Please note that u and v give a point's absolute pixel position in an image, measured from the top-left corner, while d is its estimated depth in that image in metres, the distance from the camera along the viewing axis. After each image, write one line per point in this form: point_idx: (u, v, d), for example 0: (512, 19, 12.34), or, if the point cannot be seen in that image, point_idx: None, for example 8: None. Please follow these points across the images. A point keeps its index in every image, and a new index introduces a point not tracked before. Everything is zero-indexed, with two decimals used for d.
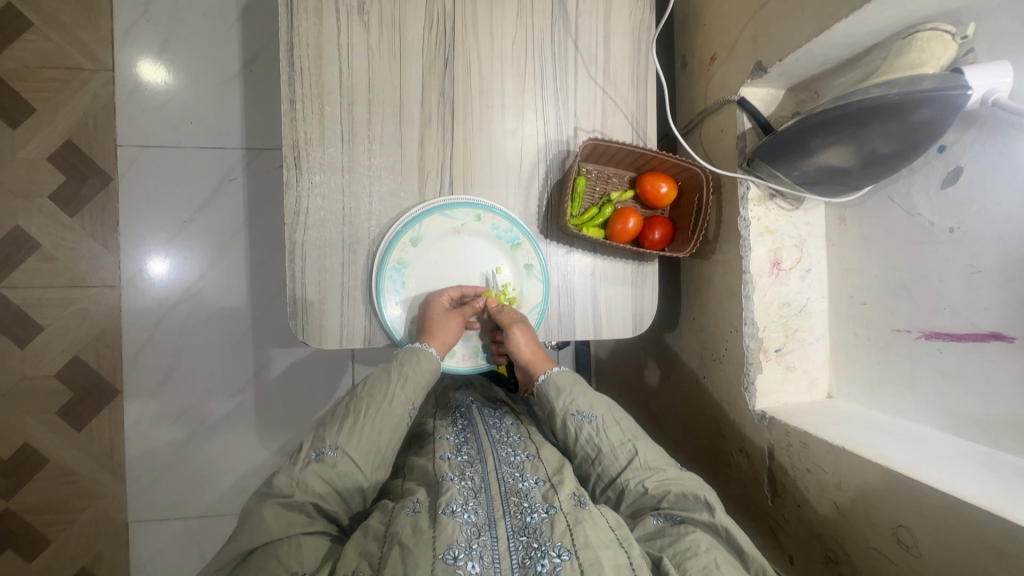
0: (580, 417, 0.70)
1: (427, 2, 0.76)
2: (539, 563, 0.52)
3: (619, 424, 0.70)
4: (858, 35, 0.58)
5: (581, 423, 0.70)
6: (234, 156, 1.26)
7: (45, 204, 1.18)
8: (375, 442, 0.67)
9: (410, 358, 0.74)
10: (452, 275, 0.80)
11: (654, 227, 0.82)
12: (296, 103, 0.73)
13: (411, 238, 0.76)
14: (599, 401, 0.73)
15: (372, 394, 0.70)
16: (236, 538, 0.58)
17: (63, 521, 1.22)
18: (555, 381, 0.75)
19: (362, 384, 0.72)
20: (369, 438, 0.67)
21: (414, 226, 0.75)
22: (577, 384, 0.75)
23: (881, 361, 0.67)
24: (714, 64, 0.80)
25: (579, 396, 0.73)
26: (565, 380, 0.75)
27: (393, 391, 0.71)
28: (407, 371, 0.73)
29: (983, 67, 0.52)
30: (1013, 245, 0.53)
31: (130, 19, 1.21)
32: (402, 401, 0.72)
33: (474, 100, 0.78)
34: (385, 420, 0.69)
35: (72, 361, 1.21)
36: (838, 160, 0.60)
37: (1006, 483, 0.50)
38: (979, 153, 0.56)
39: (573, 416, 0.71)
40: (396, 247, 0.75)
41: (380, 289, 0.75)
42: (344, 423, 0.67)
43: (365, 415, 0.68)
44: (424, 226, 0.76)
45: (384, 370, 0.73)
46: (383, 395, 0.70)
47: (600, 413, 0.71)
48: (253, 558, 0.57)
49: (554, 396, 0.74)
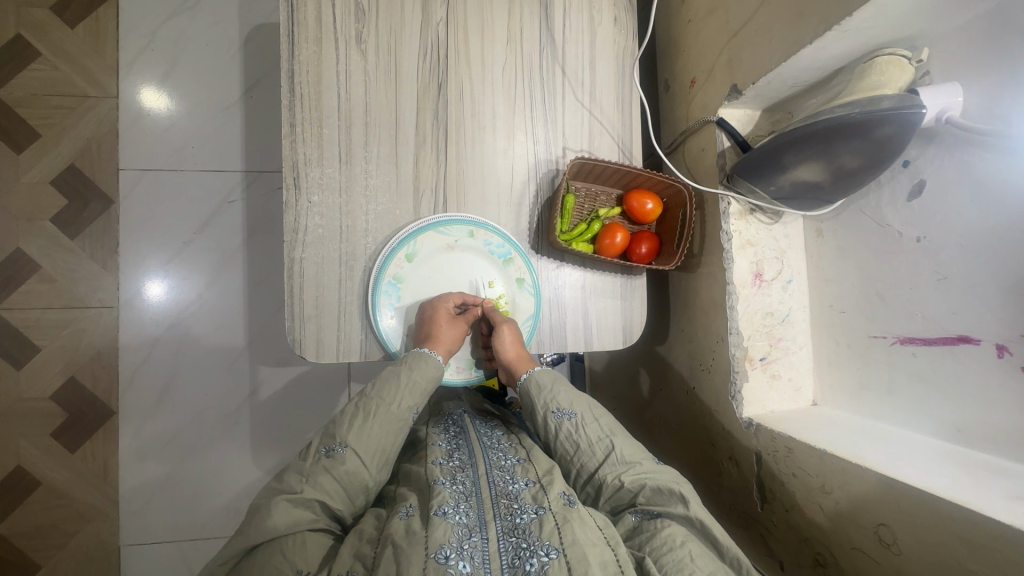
0: (560, 414, 0.73)
1: (421, 31, 0.81)
2: (528, 562, 0.54)
3: (597, 420, 0.72)
4: (823, 60, 0.63)
5: (561, 420, 0.73)
6: (234, 178, 1.30)
7: (47, 227, 1.20)
8: (381, 442, 0.69)
9: (418, 363, 0.74)
10: (446, 288, 0.82)
11: (641, 242, 0.85)
12: (296, 127, 0.77)
13: (406, 254, 0.79)
14: (578, 399, 0.75)
15: (382, 396, 0.71)
16: (245, 531, 0.59)
17: (53, 545, 1.21)
18: (535, 379, 0.77)
19: (371, 385, 0.73)
20: (376, 438, 0.69)
21: (410, 242, 0.78)
22: (557, 382, 0.77)
23: (860, 367, 0.69)
24: (694, 88, 0.84)
25: (560, 393, 0.76)
26: (546, 377, 0.77)
27: (402, 393, 0.72)
28: (415, 374, 0.74)
29: (937, 88, 0.56)
30: (974, 253, 0.56)
31: (136, 49, 1.26)
32: (410, 404, 0.73)
33: (467, 123, 0.82)
34: (392, 422, 0.71)
35: (69, 382, 1.22)
36: (809, 175, 0.63)
37: (977, 480, 0.52)
38: (940, 167, 0.59)
39: (554, 413, 0.73)
40: (391, 262, 0.78)
41: (376, 302, 0.78)
42: (353, 422, 0.69)
43: (374, 415, 0.70)
44: (419, 243, 0.79)
45: (393, 371, 0.74)
46: (393, 398, 0.71)
47: (579, 410, 0.73)
48: (260, 553, 0.58)
49: (535, 394, 0.76)
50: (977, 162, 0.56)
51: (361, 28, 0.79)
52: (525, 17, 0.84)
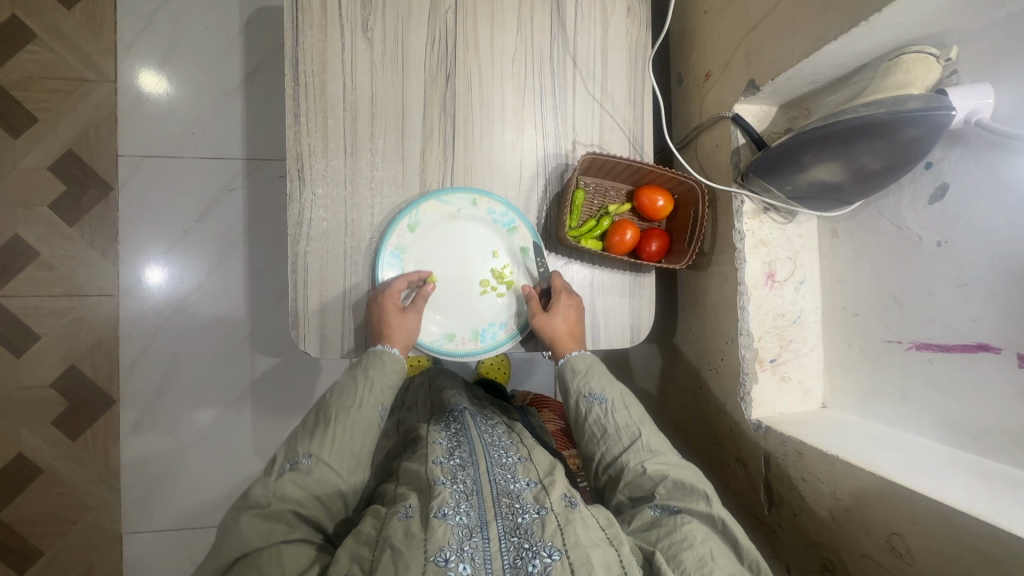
0: (592, 400, 0.74)
1: (429, 19, 0.78)
2: (531, 563, 0.53)
3: (627, 408, 0.73)
4: (847, 56, 0.61)
5: (592, 405, 0.74)
6: (235, 166, 1.27)
7: (45, 214, 1.19)
8: (349, 446, 0.69)
9: (374, 362, 0.73)
10: (451, 259, 0.80)
11: (651, 239, 0.83)
12: (300, 117, 0.75)
13: (408, 224, 0.77)
14: (612, 385, 0.75)
15: (340, 401, 0.71)
16: (215, 553, 0.59)
17: (55, 532, 1.21)
18: (572, 365, 0.76)
19: (330, 393, 0.72)
20: (344, 443, 0.68)
21: (411, 212, 0.76)
22: (593, 366, 0.76)
23: (873, 371, 0.68)
24: (709, 81, 0.82)
25: (594, 378, 0.75)
26: (583, 362, 0.76)
27: (363, 395, 0.72)
28: (373, 374, 0.73)
29: (966, 89, 0.54)
30: (997, 259, 0.55)
31: (134, 32, 1.23)
32: (371, 404, 0.72)
33: (475, 115, 0.80)
34: (357, 424, 0.70)
35: (69, 370, 1.21)
36: (827, 175, 0.62)
37: (995, 492, 0.52)
38: (966, 170, 0.58)
39: (586, 398, 0.74)
40: (394, 233, 0.76)
41: (379, 275, 0.76)
42: (315, 431, 0.68)
43: (335, 420, 0.69)
44: (421, 212, 0.77)
45: (350, 376, 0.73)
46: (351, 401, 0.71)
47: (611, 396, 0.74)
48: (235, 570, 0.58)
49: (569, 377, 0.76)
50: (1005, 166, 0.54)
51: (367, 16, 0.76)
52: (536, 6, 0.82)
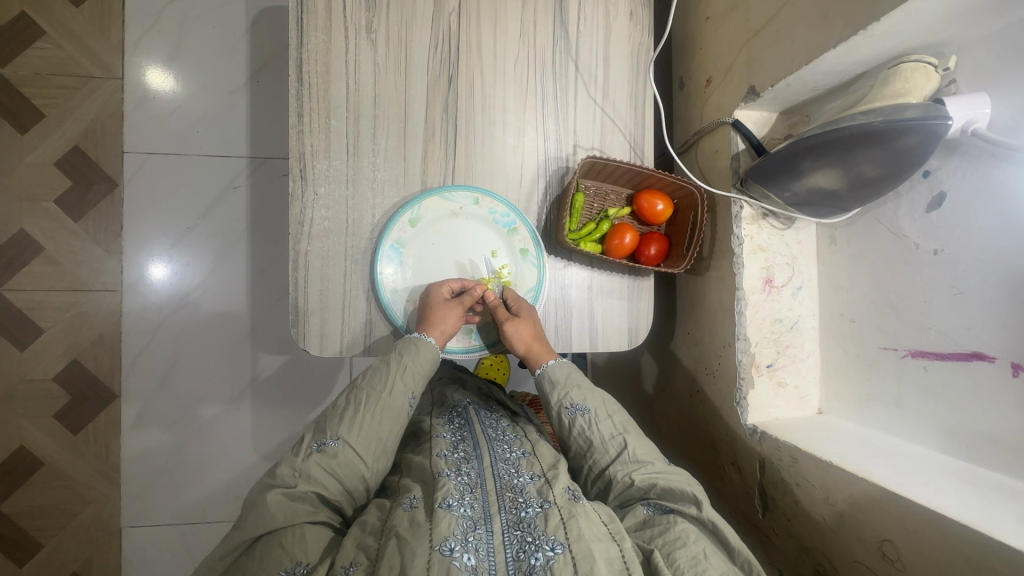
0: (573, 411, 0.73)
1: (433, 21, 0.79)
2: (533, 557, 0.54)
3: (611, 417, 0.73)
4: (847, 64, 0.61)
5: (575, 416, 0.73)
6: (239, 164, 1.28)
7: (50, 208, 1.20)
8: (377, 432, 0.69)
9: (410, 347, 0.74)
10: (448, 255, 0.80)
11: (650, 243, 0.83)
12: (304, 117, 0.75)
13: (410, 219, 0.77)
14: (592, 394, 0.75)
15: (372, 385, 0.71)
16: (242, 526, 0.60)
17: (54, 526, 1.22)
18: (549, 375, 0.77)
19: (362, 376, 0.73)
20: (371, 427, 0.69)
21: (414, 206, 0.77)
22: (571, 375, 0.77)
23: (869, 378, 0.68)
24: (710, 87, 0.83)
25: (573, 389, 0.75)
26: (560, 370, 0.77)
27: (394, 381, 0.72)
28: (407, 361, 0.73)
29: (964, 99, 0.54)
30: (993, 268, 0.55)
31: (141, 29, 1.24)
32: (402, 391, 0.72)
33: (477, 116, 0.81)
34: (385, 411, 0.70)
35: (71, 364, 1.22)
36: (825, 182, 0.62)
37: (987, 500, 0.52)
38: (962, 178, 0.58)
39: (567, 409, 0.74)
40: (394, 226, 0.76)
41: (377, 266, 0.76)
42: (345, 414, 0.69)
43: (365, 405, 0.69)
44: (424, 207, 0.78)
45: (384, 361, 0.73)
46: (383, 386, 0.71)
47: (593, 406, 0.74)
48: (259, 545, 0.59)
49: (549, 389, 0.76)
50: (1001, 175, 0.55)
51: (372, 17, 0.77)
52: (540, 8, 0.82)
